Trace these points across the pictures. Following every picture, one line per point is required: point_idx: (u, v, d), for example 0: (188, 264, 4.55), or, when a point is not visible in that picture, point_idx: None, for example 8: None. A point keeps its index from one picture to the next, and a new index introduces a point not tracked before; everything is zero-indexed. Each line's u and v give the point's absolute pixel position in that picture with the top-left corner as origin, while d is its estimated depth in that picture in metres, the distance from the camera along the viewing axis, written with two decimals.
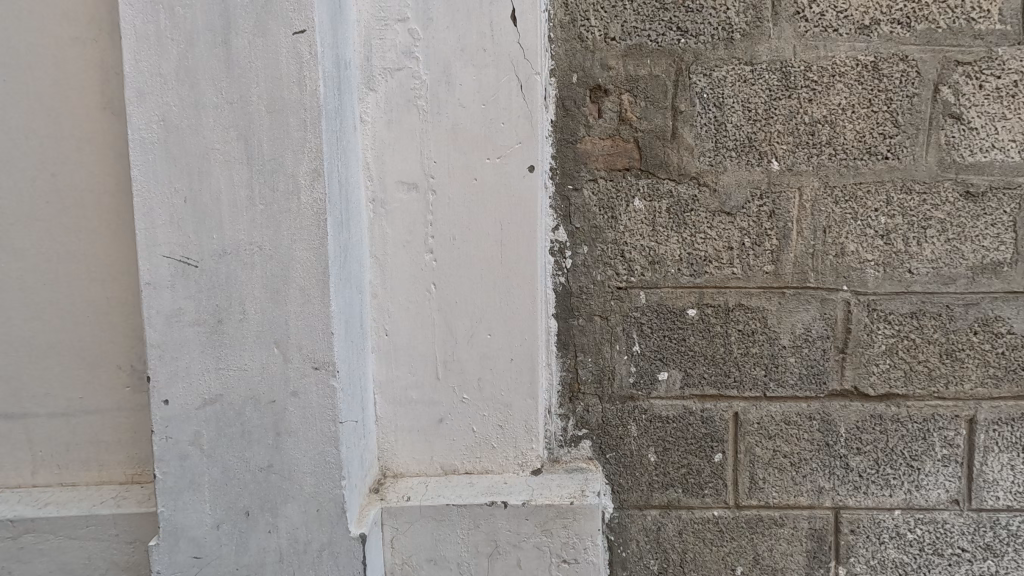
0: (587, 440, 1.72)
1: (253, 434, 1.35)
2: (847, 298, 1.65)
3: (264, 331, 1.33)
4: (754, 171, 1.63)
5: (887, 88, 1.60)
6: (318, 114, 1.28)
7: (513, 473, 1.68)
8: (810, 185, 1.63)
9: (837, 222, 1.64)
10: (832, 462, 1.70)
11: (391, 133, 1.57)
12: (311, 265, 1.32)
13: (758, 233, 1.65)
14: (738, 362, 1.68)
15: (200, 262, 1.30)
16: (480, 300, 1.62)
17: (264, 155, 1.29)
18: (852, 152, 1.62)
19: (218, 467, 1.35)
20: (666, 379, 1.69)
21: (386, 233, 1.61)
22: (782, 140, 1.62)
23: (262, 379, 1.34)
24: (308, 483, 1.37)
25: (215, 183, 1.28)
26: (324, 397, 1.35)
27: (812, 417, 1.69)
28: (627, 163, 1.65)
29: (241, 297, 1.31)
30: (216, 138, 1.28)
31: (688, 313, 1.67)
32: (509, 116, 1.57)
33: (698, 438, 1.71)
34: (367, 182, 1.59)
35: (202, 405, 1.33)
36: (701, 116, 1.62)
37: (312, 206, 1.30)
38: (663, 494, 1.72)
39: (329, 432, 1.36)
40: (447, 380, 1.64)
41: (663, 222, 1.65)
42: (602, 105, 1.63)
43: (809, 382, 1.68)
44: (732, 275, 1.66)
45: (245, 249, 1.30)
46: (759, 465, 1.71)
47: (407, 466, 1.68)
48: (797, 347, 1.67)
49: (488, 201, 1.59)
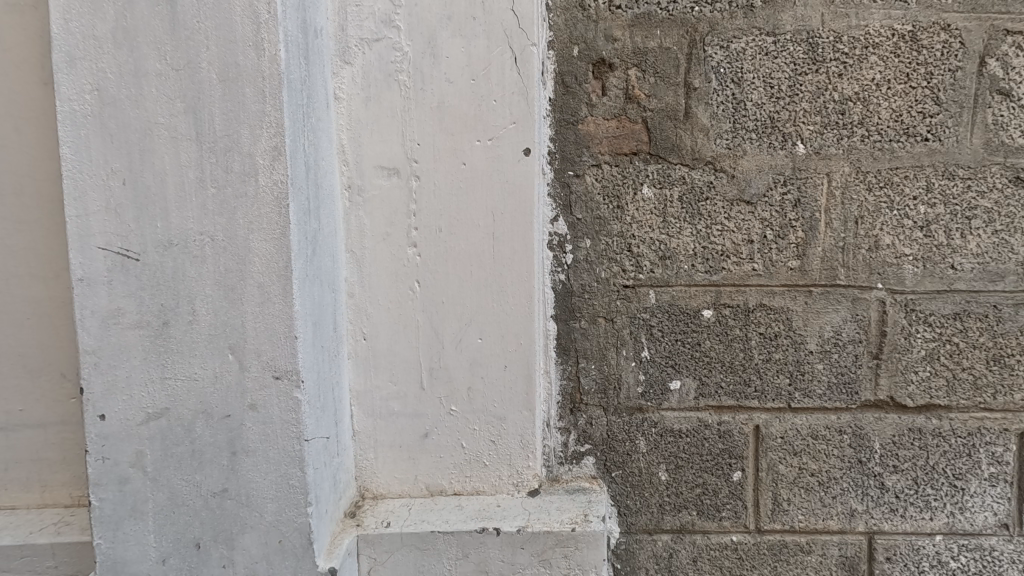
0: (590, 457, 1.53)
1: (205, 454, 1.16)
2: (882, 298, 1.47)
3: (218, 335, 1.15)
4: (777, 155, 1.46)
5: (926, 61, 1.42)
6: (279, 84, 1.11)
7: (507, 495, 1.49)
8: (840, 170, 1.45)
9: (870, 212, 1.46)
10: (865, 482, 1.52)
11: (370, 112, 1.40)
12: (272, 258, 1.14)
13: (782, 225, 1.47)
14: (760, 369, 1.50)
15: (142, 255, 1.12)
16: (469, 300, 1.44)
17: (216, 130, 1.11)
18: (887, 133, 1.44)
19: (165, 493, 1.16)
20: (678, 388, 1.51)
21: (364, 224, 1.42)
22: (809, 119, 1.44)
23: (216, 391, 1.15)
24: (270, 511, 1.19)
25: (159, 162, 1.10)
26: (287, 412, 1.17)
27: (843, 431, 1.51)
28: (635, 146, 1.47)
29: (191, 297, 1.13)
30: (161, 110, 1.10)
31: (703, 315, 1.49)
32: (503, 93, 1.39)
33: (715, 454, 1.53)
34: (342, 167, 1.41)
35: (146, 421, 1.15)
36: (718, 93, 1.45)
37: (272, 190, 1.13)
38: (675, 517, 1.54)
39: (292, 452, 1.18)
40: (433, 390, 1.46)
41: (675, 212, 1.47)
42: (606, 81, 1.46)
43: (839, 392, 1.50)
44: (752, 272, 1.48)
45: (194, 239, 1.12)
46: (783, 486, 1.52)
47: (388, 486, 1.50)
48: (826, 352, 1.49)
49: (478, 188, 1.41)
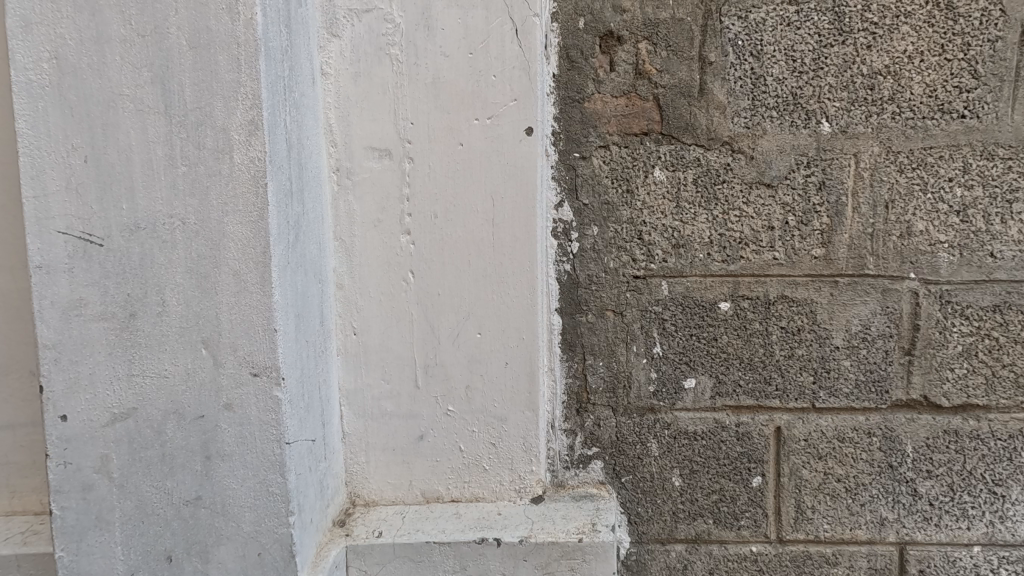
0: (598, 461, 1.43)
1: (177, 458, 1.06)
2: (915, 288, 1.36)
3: (190, 328, 1.04)
4: (800, 134, 1.35)
5: (963, 30, 1.31)
6: (255, 51, 1.00)
7: (508, 501, 1.38)
8: (868, 150, 1.34)
9: (902, 195, 1.34)
10: (896, 488, 1.40)
11: (359, 88, 1.30)
12: (248, 243, 1.04)
13: (805, 210, 1.36)
14: (782, 367, 1.39)
15: (106, 240, 1.02)
16: (467, 292, 1.33)
17: (186, 102, 1.01)
18: (921, 109, 1.33)
19: (133, 501, 1.06)
20: (693, 387, 1.40)
21: (353, 210, 1.32)
22: (835, 95, 1.33)
23: (188, 389, 1.05)
24: (248, 521, 1.09)
25: (125, 137, 1.01)
26: (265, 412, 1.07)
27: (872, 433, 1.39)
28: (645, 125, 1.36)
29: (161, 286, 1.03)
30: (126, 79, 1.00)
31: (720, 308, 1.38)
32: (502, 67, 1.28)
33: (733, 458, 1.41)
34: (330, 149, 1.31)
35: (111, 422, 1.05)
36: (736, 67, 1.34)
37: (248, 169, 1.03)
38: (690, 525, 1.43)
39: (272, 456, 1.08)
40: (428, 389, 1.36)
41: (690, 197, 1.36)
42: (614, 56, 1.35)
43: (868, 391, 1.39)
44: (773, 261, 1.37)
45: (164, 223, 1.02)
46: (807, 492, 1.41)
47: (381, 492, 1.39)
48: (853, 348, 1.38)
49: (475, 170, 1.30)
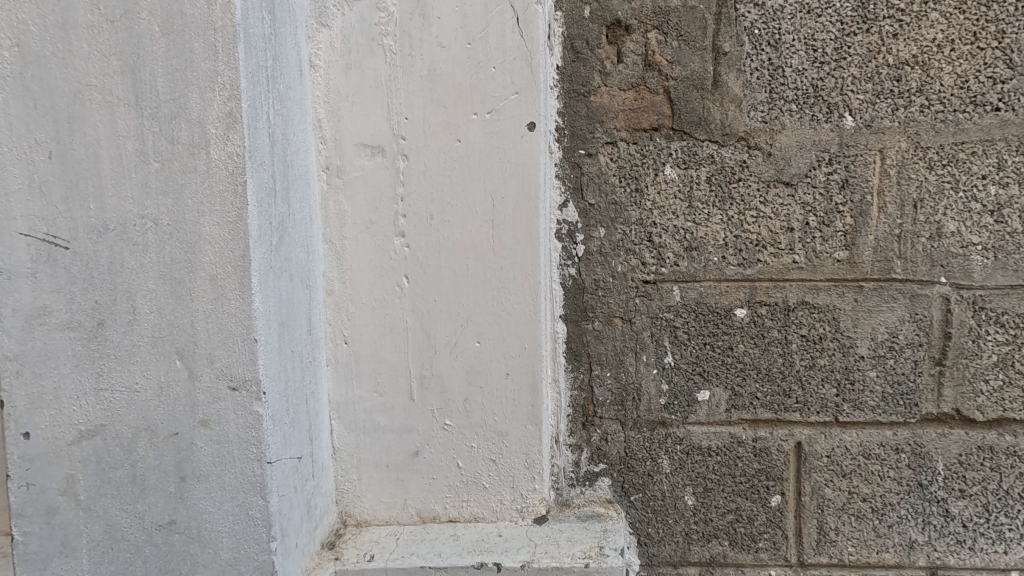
0: (605, 478, 1.33)
1: (148, 480, 0.98)
2: (945, 294, 1.26)
3: (164, 338, 0.96)
4: (821, 129, 1.26)
5: (998, 17, 1.22)
6: (233, 37, 0.92)
7: (510, 522, 1.30)
8: (895, 146, 1.25)
9: (932, 194, 1.25)
10: (926, 508, 1.30)
11: (350, 82, 1.22)
12: (225, 246, 0.96)
13: (827, 210, 1.27)
14: (802, 378, 1.30)
15: (72, 243, 0.94)
16: (465, 298, 1.25)
17: (158, 93, 0.93)
18: (951, 102, 1.24)
19: (101, 526, 0.98)
20: (707, 399, 1.31)
21: (344, 211, 1.24)
22: (859, 87, 1.24)
23: (161, 405, 0.97)
24: (226, 547, 1.00)
25: (92, 131, 0.93)
26: (245, 430, 0.99)
27: (900, 449, 1.30)
28: (655, 120, 1.28)
29: (131, 293, 0.95)
30: (93, 68, 0.92)
31: (736, 315, 1.29)
32: (502, 58, 1.20)
33: (750, 475, 1.32)
34: (319, 145, 1.23)
35: (78, 440, 0.97)
36: (752, 58, 1.25)
37: (226, 165, 0.94)
38: (704, 548, 1.34)
39: (252, 477, 0.99)
40: (424, 402, 1.27)
41: (703, 196, 1.28)
42: (622, 46, 1.27)
43: (896, 404, 1.29)
44: (793, 264, 1.28)
45: (135, 224, 0.94)
46: (831, 513, 1.32)
47: (374, 512, 1.31)
48: (880, 357, 1.28)
49: (474, 168, 1.22)
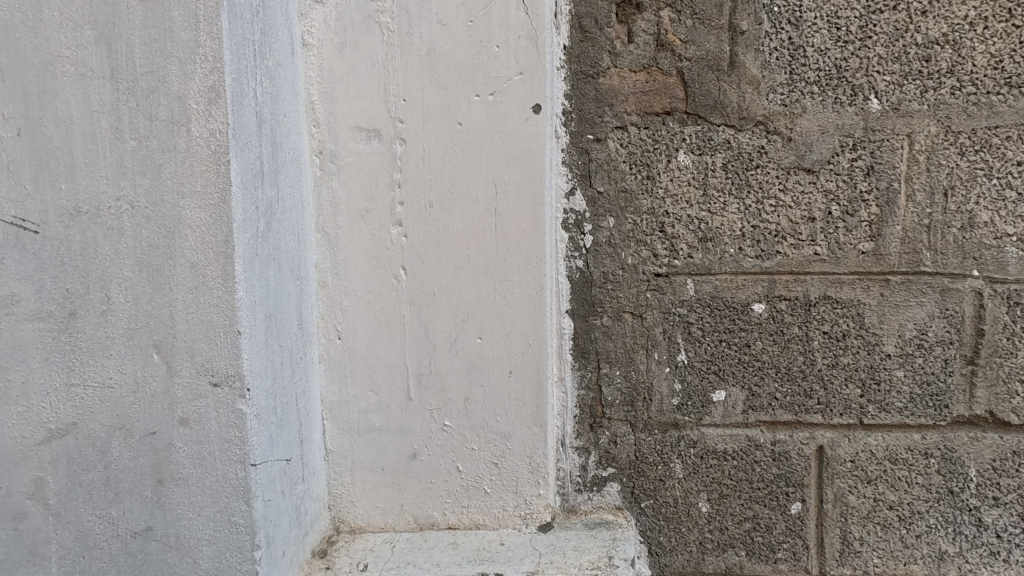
0: (614, 483, 1.26)
1: (123, 483, 0.91)
2: (978, 288, 1.18)
3: (140, 330, 0.89)
4: (844, 112, 1.18)
5: None
6: (216, 6, 0.86)
7: (512, 529, 1.23)
8: (924, 131, 1.17)
9: (963, 181, 1.17)
10: (957, 517, 1.22)
11: (345, 62, 1.15)
12: (207, 230, 0.89)
13: (851, 199, 1.19)
14: (824, 378, 1.22)
15: (42, 226, 0.87)
16: (466, 290, 1.18)
17: (135, 65, 0.86)
18: (984, 83, 1.16)
19: (72, 532, 0.91)
20: (723, 400, 1.23)
21: (339, 198, 1.17)
22: (885, 68, 1.17)
23: (137, 402, 0.90)
24: (206, 556, 0.93)
25: (64, 106, 0.86)
26: (228, 430, 0.92)
27: (929, 453, 1.22)
28: (668, 103, 1.20)
29: (105, 281, 0.88)
30: (65, 37, 0.85)
31: (753, 310, 1.22)
32: (506, 37, 1.13)
33: (769, 480, 1.24)
34: (312, 129, 1.16)
35: (48, 440, 0.90)
36: (772, 37, 1.18)
37: (207, 143, 0.88)
38: (719, 558, 1.26)
39: (235, 480, 0.92)
40: (422, 401, 1.20)
41: (719, 184, 1.20)
42: (633, 25, 1.20)
43: (925, 406, 1.21)
44: (814, 256, 1.20)
45: (110, 206, 0.88)
46: (855, 521, 1.23)
47: (368, 518, 1.24)
48: (907, 356, 1.20)
49: (476, 153, 1.15)
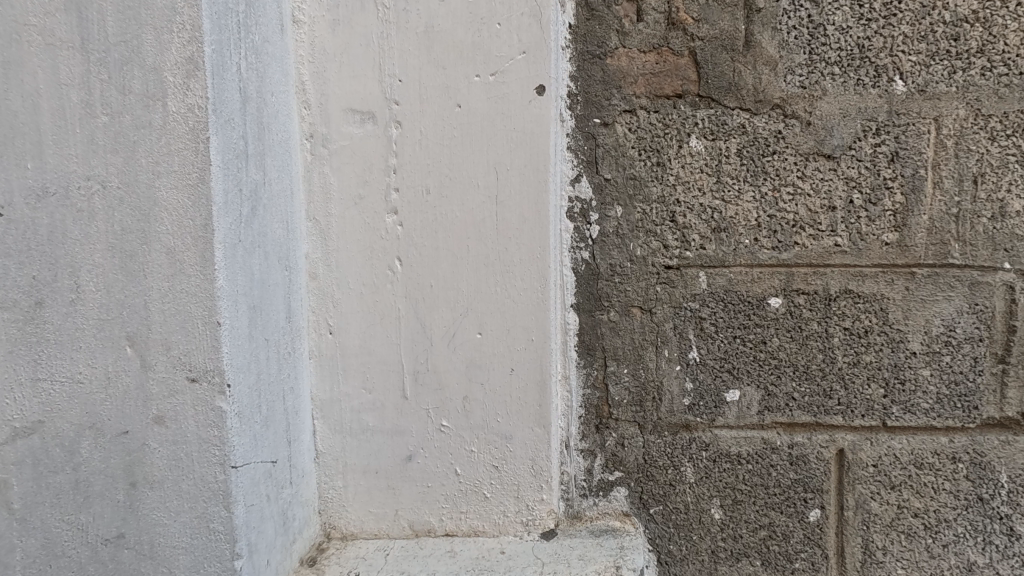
0: (621, 488, 1.19)
1: (93, 486, 0.85)
2: (1010, 282, 1.11)
3: (111, 321, 0.83)
4: (867, 95, 1.11)
5: None
6: None
7: (513, 537, 1.15)
8: (953, 114, 1.10)
9: (994, 168, 1.10)
10: (987, 526, 1.15)
11: (338, 40, 1.09)
12: (184, 214, 0.82)
13: (874, 187, 1.12)
14: (845, 377, 1.15)
15: (6, 208, 0.81)
16: (465, 282, 1.11)
17: (107, 34, 0.80)
18: (1016, 63, 1.09)
19: (38, 539, 0.85)
20: (737, 400, 1.16)
21: (331, 184, 1.11)
22: (911, 48, 1.10)
23: (109, 399, 0.84)
24: (183, 565, 0.87)
25: (32, 79, 0.80)
26: (207, 428, 0.85)
27: (957, 458, 1.14)
28: (679, 86, 1.14)
29: (74, 268, 0.82)
30: (31, 4, 0.79)
31: (770, 305, 1.14)
32: (509, 14, 1.07)
33: (786, 486, 1.17)
34: (302, 111, 1.10)
35: (11, 439, 0.83)
36: (790, 15, 1.11)
37: (185, 119, 0.81)
38: (732, 568, 1.18)
39: (214, 484, 0.86)
40: (418, 400, 1.13)
41: (734, 171, 1.13)
42: (642, 3, 1.13)
43: (953, 407, 1.14)
44: (835, 248, 1.13)
45: (79, 187, 0.81)
46: (878, 530, 1.16)
47: (361, 524, 1.17)
48: (934, 354, 1.13)
49: (475, 137, 1.09)
